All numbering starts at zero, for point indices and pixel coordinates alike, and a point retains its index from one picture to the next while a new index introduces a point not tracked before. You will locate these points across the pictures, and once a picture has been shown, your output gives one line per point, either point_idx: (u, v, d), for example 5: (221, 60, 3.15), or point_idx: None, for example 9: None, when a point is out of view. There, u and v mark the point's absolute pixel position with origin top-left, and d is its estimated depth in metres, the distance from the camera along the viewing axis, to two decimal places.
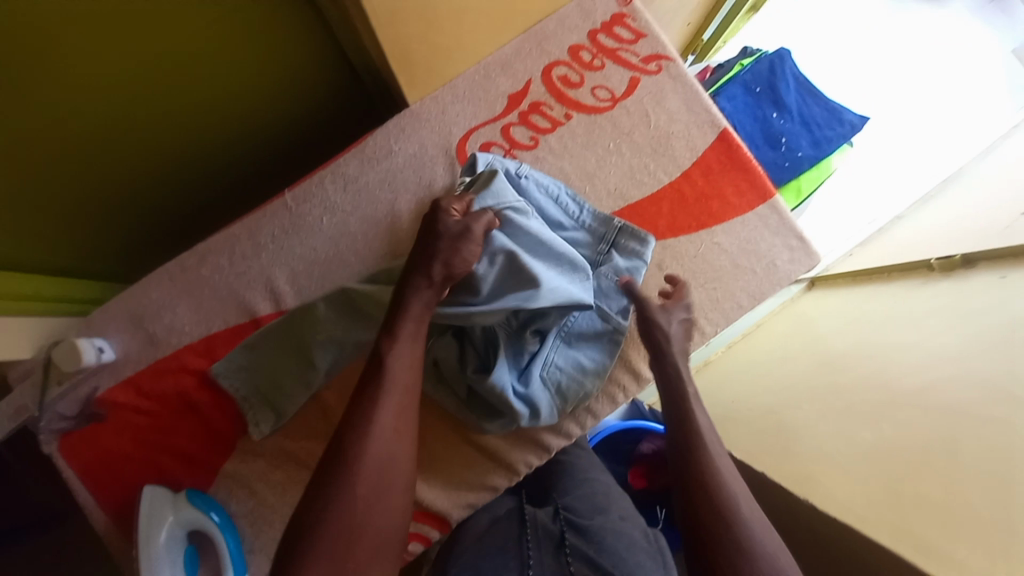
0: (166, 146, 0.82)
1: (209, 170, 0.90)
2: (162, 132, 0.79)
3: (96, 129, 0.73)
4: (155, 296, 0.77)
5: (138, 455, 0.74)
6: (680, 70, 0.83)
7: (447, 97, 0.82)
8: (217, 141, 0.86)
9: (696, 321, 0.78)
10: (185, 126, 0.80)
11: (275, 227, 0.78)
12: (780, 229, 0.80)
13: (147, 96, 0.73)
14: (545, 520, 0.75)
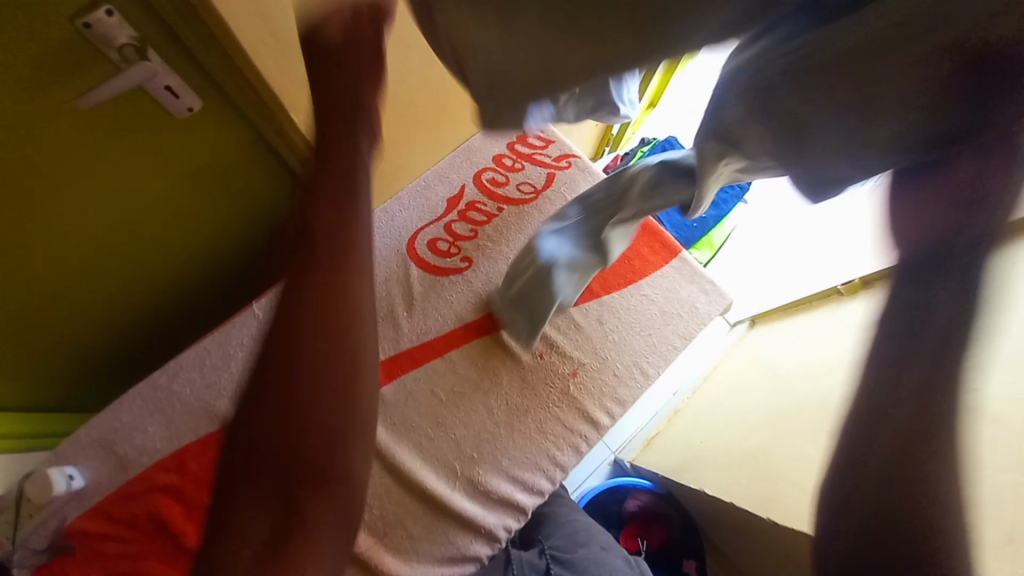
0: (147, 284, 0.90)
1: (184, 296, 0.98)
2: (146, 272, 0.88)
3: (88, 279, 0.81)
4: (127, 417, 0.80)
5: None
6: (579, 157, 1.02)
7: (394, 207, 0.97)
8: (190, 270, 0.95)
9: (640, 366, 0.87)
10: (167, 264, 0.90)
11: (245, 336, 0.85)
12: (694, 276, 0.93)
13: (132, 243, 0.82)
14: (531, 557, 0.80)
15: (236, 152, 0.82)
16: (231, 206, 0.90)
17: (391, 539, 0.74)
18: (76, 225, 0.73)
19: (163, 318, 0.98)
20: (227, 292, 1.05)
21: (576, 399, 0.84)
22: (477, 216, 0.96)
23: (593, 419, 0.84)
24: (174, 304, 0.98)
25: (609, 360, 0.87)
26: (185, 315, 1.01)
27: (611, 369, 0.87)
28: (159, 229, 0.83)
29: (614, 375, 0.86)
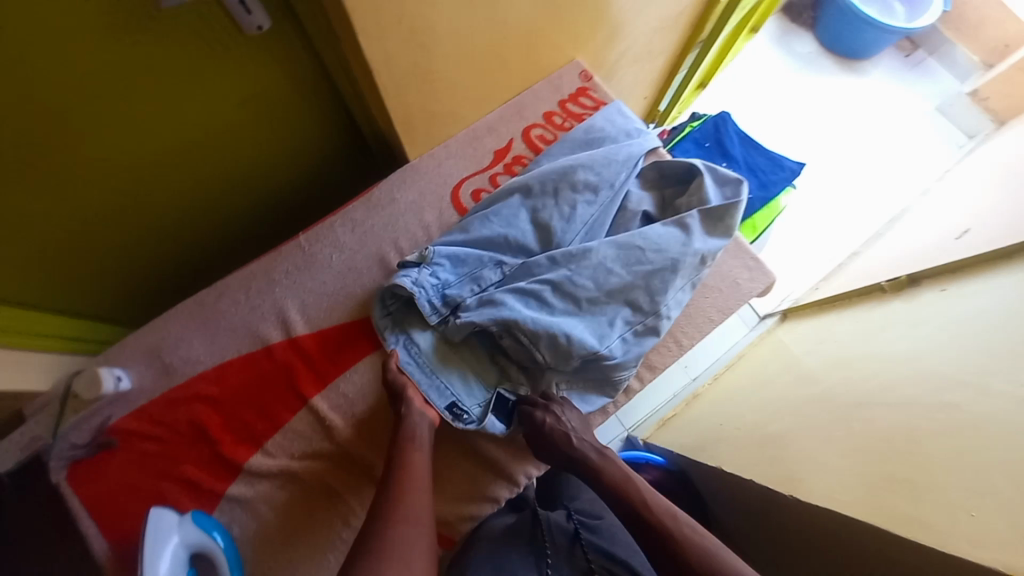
0: (195, 204, 0.92)
1: (230, 224, 1.01)
2: (194, 192, 0.89)
3: (139, 190, 0.83)
4: (173, 329, 0.83)
5: (145, 483, 0.76)
6: (603, 113, 0.97)
7: (442, 154, 0.96)
8: (237, 198, 0.96)
9: (674, 335, 0.86)
10: (216, 187, 0.91)
11: (289, 265, 0.87)
12: (739, 252, 0.91)
13: (185, 161, 0.83)
14: (559, 519, 0.78)
15: (293, 79, 0.81)
16: (282, 136, 0.90)
17: None
18: (135, 134, 0.74)
19: (207, 242, 1.01)
20: (269, 225, 1.07)
21: None
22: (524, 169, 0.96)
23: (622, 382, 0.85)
24: (219, 230, 1.00)
25: None
26: (228, 243, 1.04)
27: None
28: (213, 149, 0.84)
29: None
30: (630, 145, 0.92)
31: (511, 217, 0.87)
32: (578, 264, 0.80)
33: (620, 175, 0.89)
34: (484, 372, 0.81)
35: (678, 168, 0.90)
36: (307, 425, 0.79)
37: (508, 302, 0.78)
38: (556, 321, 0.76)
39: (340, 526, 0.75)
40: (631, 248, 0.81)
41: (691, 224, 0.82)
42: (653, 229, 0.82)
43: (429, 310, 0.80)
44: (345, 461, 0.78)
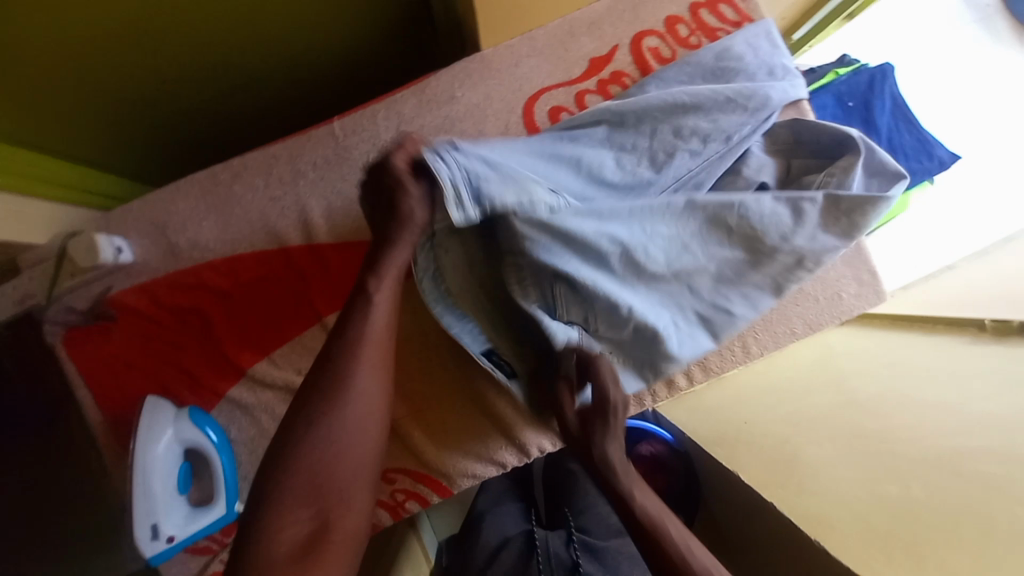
0: (213, 50, 0.74)
1: (256, 85, 0.84)
2: (211, 31, 0.71)
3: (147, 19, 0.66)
4: (182, 206, 0.72)
5: (144, 365, 0.72)
6: (745, 37, 0.73)
7: (523, 49, 0.75)
8: (265, 53, 0.78)
9: (743, 338, 0.74)
10: (241, 34, 0.73)
11: (319, 155, 0.72)
12: (854, 259, 0.74)
13: None
14: (557, 544, 0.70)
15: None
16: None
17: (425, 418, 0.73)
18: None
19: (227, 101, 0.85)
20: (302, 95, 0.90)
21: None
22: (622, 92, 0.74)
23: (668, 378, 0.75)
24: (242, 89, 0.84)
25: None
26: (252, 107, 0.88)
27: None
28: None
29: None
30: (768, 90, 0.70)
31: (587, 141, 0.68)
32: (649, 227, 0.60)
33: (741, 129, 0.69)
34: (516, 314, 0.67)
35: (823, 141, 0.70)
36: (317, 344, 0.72)
37: (553, 246, 0.59)
38: (598, 294, 0.61)
39: None
40: (719, 221, 0.60)
41: (806, 213, 0.59)
42: (757, 201, 0.60)
43: (453, 200, 0.55)
44: None
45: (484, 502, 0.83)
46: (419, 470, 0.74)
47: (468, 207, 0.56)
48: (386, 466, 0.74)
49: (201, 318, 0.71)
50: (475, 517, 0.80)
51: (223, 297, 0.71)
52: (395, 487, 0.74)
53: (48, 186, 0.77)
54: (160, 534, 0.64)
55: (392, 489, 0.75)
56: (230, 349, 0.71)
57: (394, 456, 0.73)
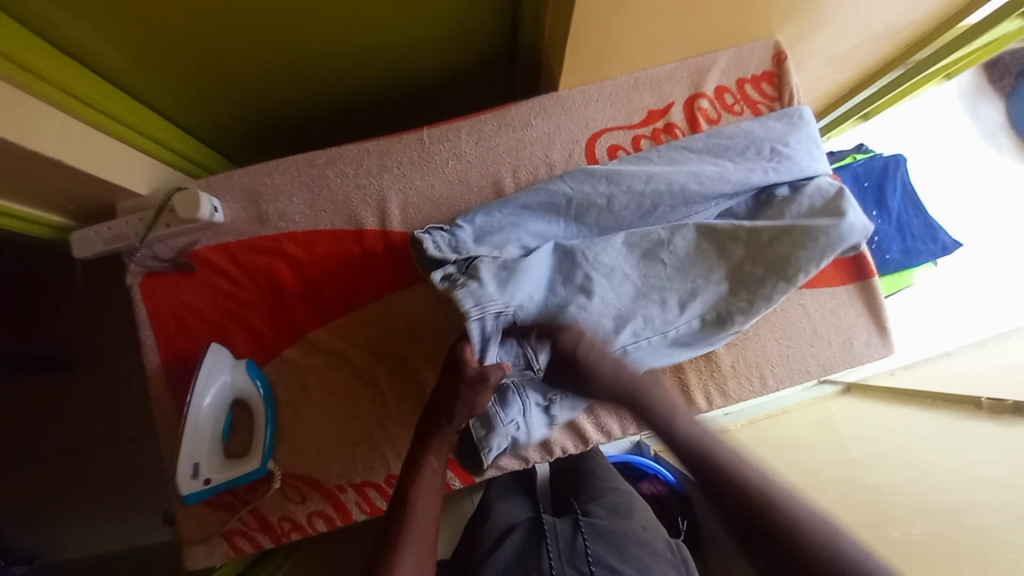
0: (327, 60, 0.85)
1: (353, 91, 0.95)
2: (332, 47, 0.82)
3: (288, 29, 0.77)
4: (277, 180, 0.80)
5: (211, 317, 0.77)
6: (761, 124, 0.83)
7: (593, 95, 0.87)
8: (371, 69, 0.90)
9: (761, 369, 0.80)
10: (357, 51, 0.84)
11: (405, 155, 0.82)
12: (865, 311, 0.82)
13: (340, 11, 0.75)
14: (565, 530, 0.70)
15: None
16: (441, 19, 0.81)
17: None
18: None
19: (324, 101, 0.96)
20: (388, 105, 1.01)
21: (682, 369, 0.80)
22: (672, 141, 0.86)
23: (689, 397, 0.80)
24: (340, 93, 0.95)
25: (734, 350, 0.81)
26: (343, 108, 0.99)
27: (731, 360, 0.81)
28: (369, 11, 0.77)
29: (731, 367, 0.81)
30: (767, 173, 0.78)
31: (570, 204, 0.77)
32: (591, 255, 0.72)
33: (710, 204, 0.78)
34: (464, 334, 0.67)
35: (804, 208, 0.76)
36: (373, 321, 0.78)
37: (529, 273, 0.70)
38: (550, 312, 0.70)
39: (375, 426, 0.77)
40: (653, 253, 0.74)
41: (728, 251, 0.74)
42: (681, 238, 0.74)
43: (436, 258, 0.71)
44: (400, 369, 0.78)
45: (491, 493, 0.85)
46: None
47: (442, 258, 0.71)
48: None
49: (274, 281, 0.78)
50: (483, 509, 0.81)
51: (297, 265, 0.78)
52: None
53: (160, 149, 0.86)
54: (202, 480, 0.68)
55: None
56: (295, 316, 0.77)
57: None
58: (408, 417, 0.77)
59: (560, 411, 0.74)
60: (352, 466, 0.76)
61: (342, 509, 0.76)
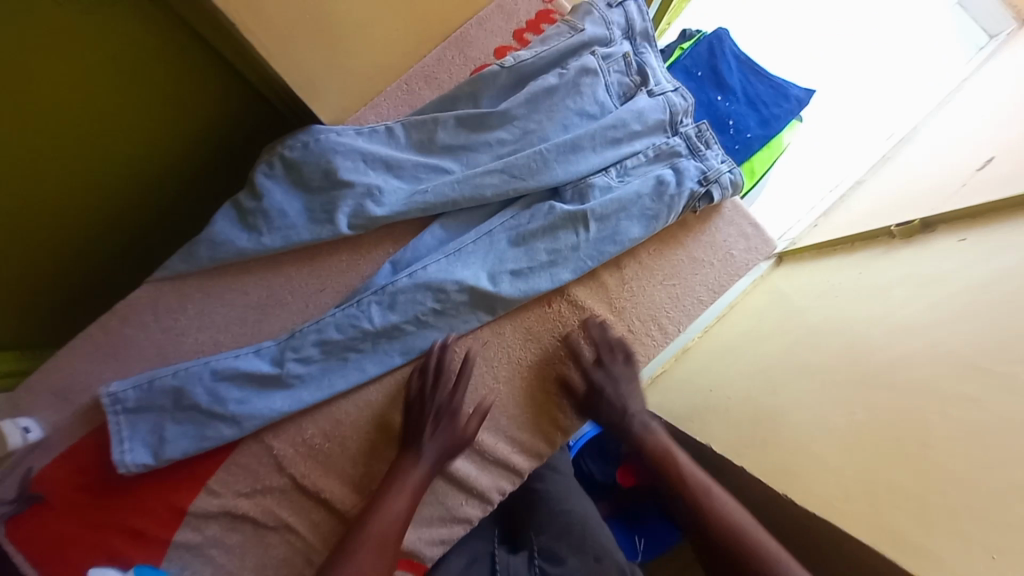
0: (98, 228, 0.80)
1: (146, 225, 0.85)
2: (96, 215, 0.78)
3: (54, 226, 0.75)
4: (78, 364, 0.70)
5: (94, 517, 0.69)
6: (597, 15, 0.77)
7: (371, 116, 0.77)
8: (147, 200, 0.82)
9: (657, 320, 0.74)
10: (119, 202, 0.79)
11: (203, 274, 0.72)
12: (735, 216, 0.76)
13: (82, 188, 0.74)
14: (518, 564, 0.75)
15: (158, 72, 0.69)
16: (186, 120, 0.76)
17: None
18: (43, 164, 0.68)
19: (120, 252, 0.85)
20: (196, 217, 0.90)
21: None
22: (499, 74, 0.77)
23: None
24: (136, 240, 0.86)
25: (624, 313, 0.74)
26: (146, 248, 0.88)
27: (626, 324, 0.74)
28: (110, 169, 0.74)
29: (629, 332, 0.74)
30: (226, 408, 0.67)
31: (405, 173, 0.74)
32: (208, 380, 0.67)
33: (196, 429, 0.66)
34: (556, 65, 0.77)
35: (211, 379, 0.67)
36: (252, 461, 0.69)
37: (372, 144, 0.74)
38: (373, 132, 0.75)
39: (304, 564, 0.69)
40: (240, 376, 0.67)
41: (301, 349, 0.69)
42: (236, 358, 0.68)
43: (598, 99, 0.76)
44: (300, 495, 0.70)
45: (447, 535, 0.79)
46: None
47: (303, 352, 0.69)
48: None
49: (180, 416, 0.66)
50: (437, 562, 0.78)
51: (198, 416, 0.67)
52: None
53: None
54: None
55: None
56: (175, 443, 0.66)
57: None
58: (329, 541, 0.69)
59: (443, 121, 0.75)
60: None
61: None
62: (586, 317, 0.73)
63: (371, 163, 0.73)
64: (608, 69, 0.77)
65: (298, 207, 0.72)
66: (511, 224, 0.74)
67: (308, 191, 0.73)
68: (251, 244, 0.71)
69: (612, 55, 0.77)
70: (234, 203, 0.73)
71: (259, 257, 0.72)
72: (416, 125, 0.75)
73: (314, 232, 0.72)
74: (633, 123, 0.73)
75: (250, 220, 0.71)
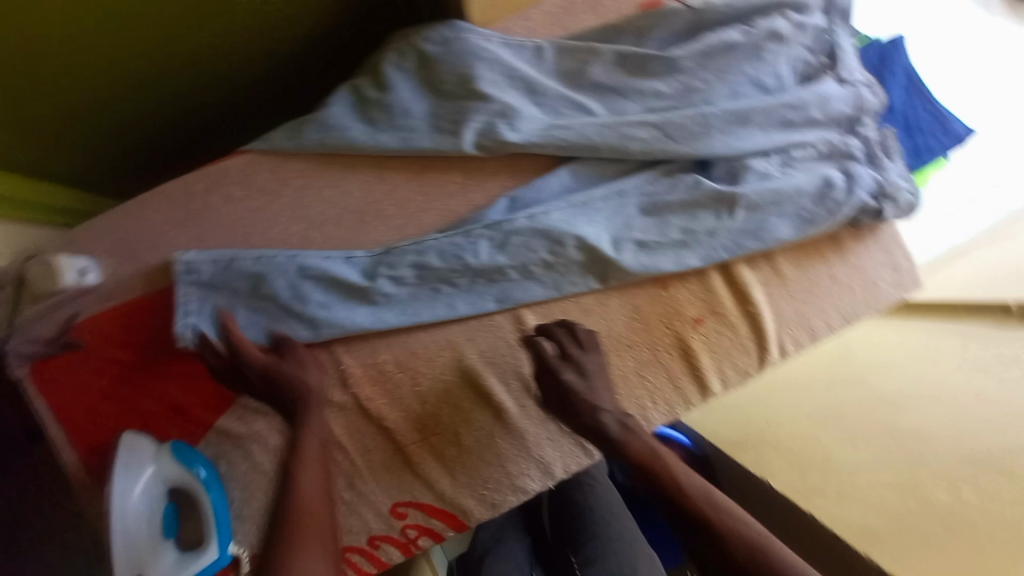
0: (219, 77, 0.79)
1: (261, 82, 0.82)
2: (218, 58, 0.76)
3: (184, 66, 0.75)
4: (151, 219, 0.64)
5: (136, 380, 0.65)
6: None
7: (522, 28, 0.67)
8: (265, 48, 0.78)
9: (777, 336, 0.68)
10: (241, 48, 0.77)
11: (303, 157, 0.65)
12: (888, 245, 0.70)
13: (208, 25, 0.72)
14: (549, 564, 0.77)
15: None
16: None
17: (437, 441, 0.67)
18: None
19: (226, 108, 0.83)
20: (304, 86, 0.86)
21: (692, 350, 0.68)
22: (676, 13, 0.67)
23: (702, 380, 0.68)
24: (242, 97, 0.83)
25: (741, 320, 0.68)
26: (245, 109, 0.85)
27: (745, 331, 0.68)
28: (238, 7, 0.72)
29: (744, 340, 0.68)
30: (306, 309, 0.61)
31: (546, 101, 0.64)
32: (293, 273, 0.62)
33: (266, 322, 0.62)
34: (739, 21, 0.66)
35: (298, 273, 0.62)
36: (320, 369, 0.65)
37: (518, 60, 0.65)
38: (522, 46, 0.65)
39: (345, 486, 0.66)
40: (325, 279, 0.62)
41: (397, 269, 0.63)
42: (328, 260, 0.62)
43: (782, 71, 0.66)
44: (358, 416, 0.66)
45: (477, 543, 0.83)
46: (432, 503, 0.67)
47: (398, 272, 0.63)
48: (395, 499, 0.67)
49: (256, 302, 0.62)
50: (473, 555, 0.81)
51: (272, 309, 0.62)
52: (405, 523, 0.67)
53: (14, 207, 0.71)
54: None
55: (403, 525, 0.67)
56: (244, 331, 0.61)
57: (402, 488, 0.67)
58: (379, 469, 0.66)
59: (603, 53, 0.65)
60: None
61: None
62: (701, 318, 0.68)
63: (512, 77, 0.64)
64: (797, 41, 0.67)
65: (422, 109, 0.64)
66: (651, 185, 0.66)
67: (438, 94, 0.64)
68: (365, 136, 0.63)
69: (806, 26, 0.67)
70: (354, 90, 0.64)
71: (368, 154, 0.64)
72: (571, 49, 0.65)
73: (436, 137, 0.63)
74: (813, 111, 0.64)
75: (369, 109, 0.63)
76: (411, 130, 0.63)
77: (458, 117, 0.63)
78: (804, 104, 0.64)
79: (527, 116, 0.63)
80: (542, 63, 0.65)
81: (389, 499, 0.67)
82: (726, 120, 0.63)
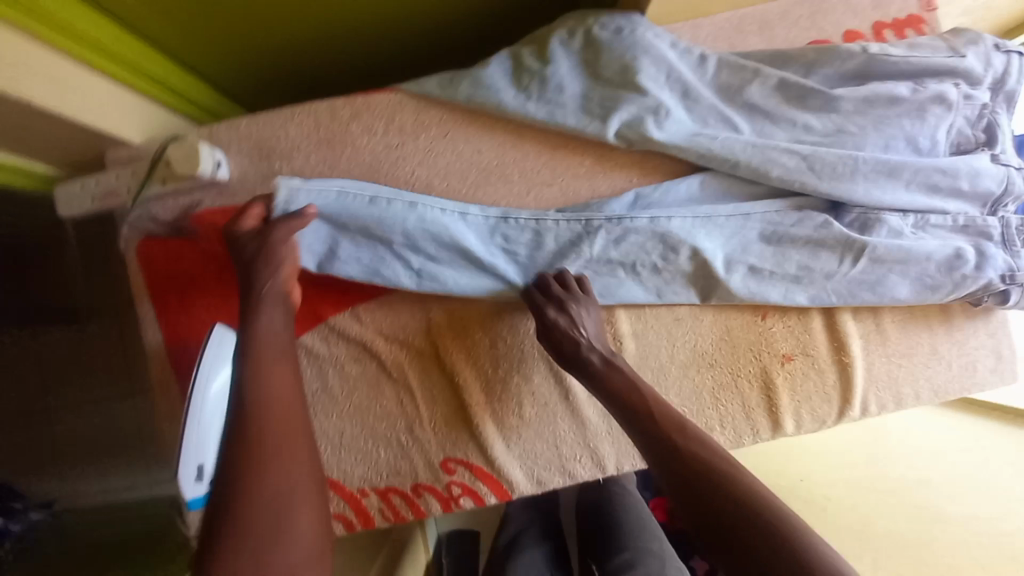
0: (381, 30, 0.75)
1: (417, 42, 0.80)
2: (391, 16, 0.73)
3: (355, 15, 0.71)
4: (292, 132, 0.66)
5: (235, 278, 0.67)
6: (983, 47, 0.65)
7: (690, 33, 0.67)
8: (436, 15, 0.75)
9: (863, 393, 0.66)
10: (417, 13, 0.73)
11: (448, 106, 0.65)
12: (996, 330, 0.68)
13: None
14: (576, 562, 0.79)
15: None
16: None
17: (501, 409, 0.67)
18: None
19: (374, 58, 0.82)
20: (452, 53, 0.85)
21: (773, 386, 0.67)
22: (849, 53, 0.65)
23: (776, 418, 0.67)
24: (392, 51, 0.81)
25: (832, 368, 0.67)
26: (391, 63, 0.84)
27: (832, 380, 0.67)
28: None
29: (829, 388, 0.67)
30: (413, 256, 0.62)
31: (696, 110, 0.65)
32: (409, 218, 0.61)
33: (370, 260, 0.61)
34: (909, 76, 0.65)
35: (415, 219, 0.61)
36: (409, 312, 0.66)
37: (680, 62, 0.65)
38: (687, 50, 0.65)
39: (403, 430, 0.67)
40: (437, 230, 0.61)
41: (511, 237, 0.63)
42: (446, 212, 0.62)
43: (936, 136, 0.65)
44: (432, 365, 0.67)
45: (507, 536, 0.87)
46: (481, 467, 0.68)
47: (511, 239, 0.63)
48: (447, 454, 0.67)
49: (366, 238, 0.61)
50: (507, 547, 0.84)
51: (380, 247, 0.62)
52: (451, 480, 0.68)
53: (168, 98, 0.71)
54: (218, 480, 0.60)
55: (448, 481, 0.68)
56: (346, 264, 0.61)
57: (457, 446, 0.67)
58: (440, 422, 0.67)
59: (766, 75, 0.65)
60: (376, 469, 0.68)
61: (364, 514, 0.69)
62: (788, 356, 0.67)
63: (671, 79, 0.64)
64: (961, 110, 0.66)
65: (575, 88, 0.64)
66: (777, 213, 0.65)
67: (594, 77, 0.64)
68: (514, 100, 0.64)
69: (975, 97, 0.66)
70: (514, 54, 0.65)
71: (512, 118, 0.65)
72: (736, 65, 0.65)
73: (583, 119, 0.64)
74: (961, 180, 0.63)
75: (525, 76, 0.64)
76: (560, 105, 0.64)
77: (607, 105, 0.64)
78: (955, 172, 0.63)
79: (677, 120, 0.63)
80: (702, 71, 0.65)
81: (442, 453, 0.67)
82: (874, 167, 0.62)
